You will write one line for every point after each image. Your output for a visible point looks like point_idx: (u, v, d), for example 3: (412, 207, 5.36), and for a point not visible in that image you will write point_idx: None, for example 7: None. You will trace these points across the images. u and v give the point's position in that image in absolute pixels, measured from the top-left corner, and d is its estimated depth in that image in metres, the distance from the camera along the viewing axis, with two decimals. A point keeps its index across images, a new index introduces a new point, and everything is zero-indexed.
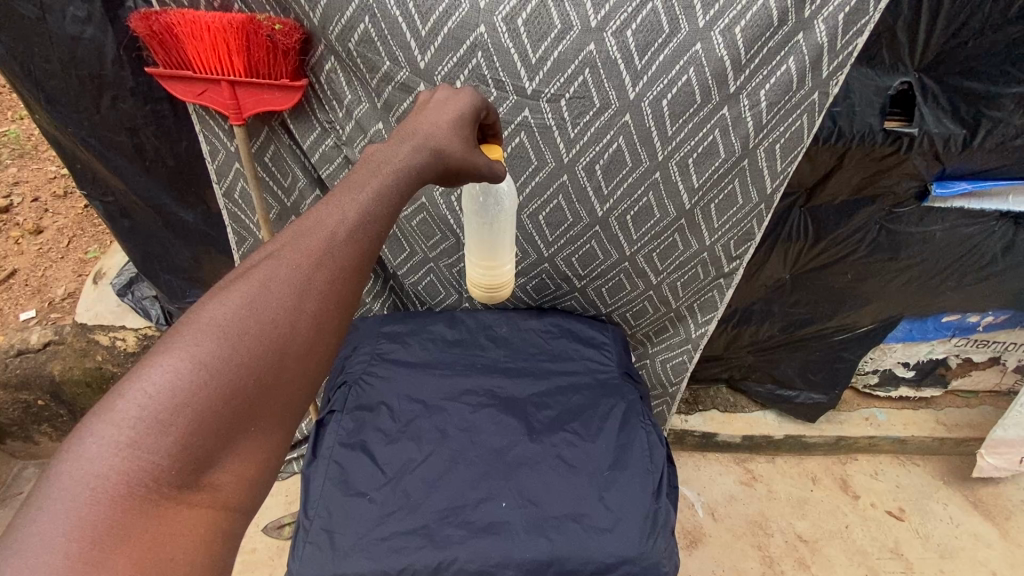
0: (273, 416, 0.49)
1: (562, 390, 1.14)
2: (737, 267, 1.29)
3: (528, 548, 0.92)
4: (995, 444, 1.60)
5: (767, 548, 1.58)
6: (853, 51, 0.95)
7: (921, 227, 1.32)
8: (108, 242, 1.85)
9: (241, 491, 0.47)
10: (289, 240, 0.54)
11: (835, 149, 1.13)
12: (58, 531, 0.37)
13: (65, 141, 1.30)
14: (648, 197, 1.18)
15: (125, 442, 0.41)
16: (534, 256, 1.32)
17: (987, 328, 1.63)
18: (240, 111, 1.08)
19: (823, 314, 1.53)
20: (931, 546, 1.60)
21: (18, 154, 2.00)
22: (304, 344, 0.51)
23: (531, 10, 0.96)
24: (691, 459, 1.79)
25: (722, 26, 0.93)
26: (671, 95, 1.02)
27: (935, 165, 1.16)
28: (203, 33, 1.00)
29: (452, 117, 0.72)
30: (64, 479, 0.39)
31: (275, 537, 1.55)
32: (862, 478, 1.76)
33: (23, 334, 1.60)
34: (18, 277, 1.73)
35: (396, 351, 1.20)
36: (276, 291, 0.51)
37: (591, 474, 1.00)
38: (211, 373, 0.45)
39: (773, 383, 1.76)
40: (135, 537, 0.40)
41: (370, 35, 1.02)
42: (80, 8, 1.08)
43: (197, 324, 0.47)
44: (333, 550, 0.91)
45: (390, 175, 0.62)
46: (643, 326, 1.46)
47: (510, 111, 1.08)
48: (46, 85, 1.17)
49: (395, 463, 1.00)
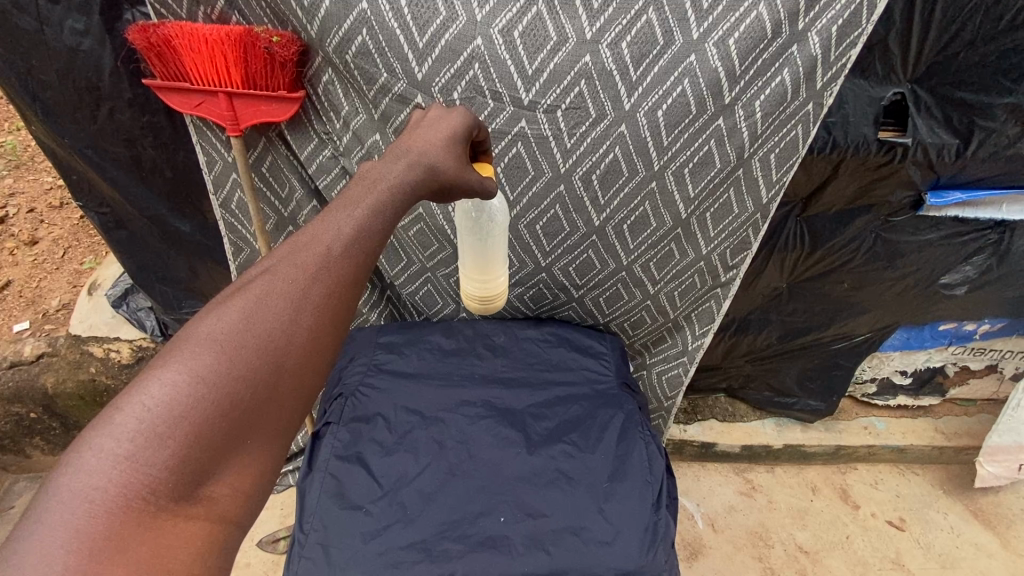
0: (269, 429, 0.48)
1: (561, 401, 1.13)
2: (734, 276, 1.29)
3: (527, 563, 0.90)
4: (992, 452, 1.63)
5: (768, 559, 1.57)
6: (846, 62, 0.96)
7: (916, 236, 1.33)
8: (104, 253, 1.85)
9: (238, 505, 0.46)
10: (285, 256, 0.54)
11: (829, 159, 1.14)
12: (55, 544, 0.37)
13: (61, 152, 1.29)
14: (644, 207, 1.18)
15: (124, 455, 0.41)
16: (531, 266, 1.32)
17: (984, 337, 1.65)
18: (237, 122, 1.09)
19: (820, 323, 1.53)
20: (931, 555, 1.59)
21: (13, 166, 2.00)
22: (301, 357, 0.50)
23: (527, 23, 0.97)
24: (690, 469, 1.78)
25: (715, 38, 0.94)
26: (666, 105, 1.02)
27: (929, 174, 1.17)
28: (201, 45, 1.00)
29: (445, 134, 0.72)
30: (62, 492, 0.39)
31: (270, 552, 1.53)
32: (862, 487, 1.75)
33: (16, 347, 1.58)
34: (12, 288, 1.73)
35: (393, 361, 1.19)
36: (272, 306, 0.50)
37: (591, 486, 0.99)
38: (209, 386, 0.45)
39: (771, 392, 1.76)
40: (133, 548, 0.39)
41: (368, 47, 1.02)
42: (77, 21, 1.08)
43: (195, 338, 0.47)
44: (327, 564, 0.90)
45: (383, 192, 0.61)
46: (641, 336, 1.46)
47: (506, 122, 1.09)
48: (44, 97, 1.17)
49: (391, 475, 0.99)
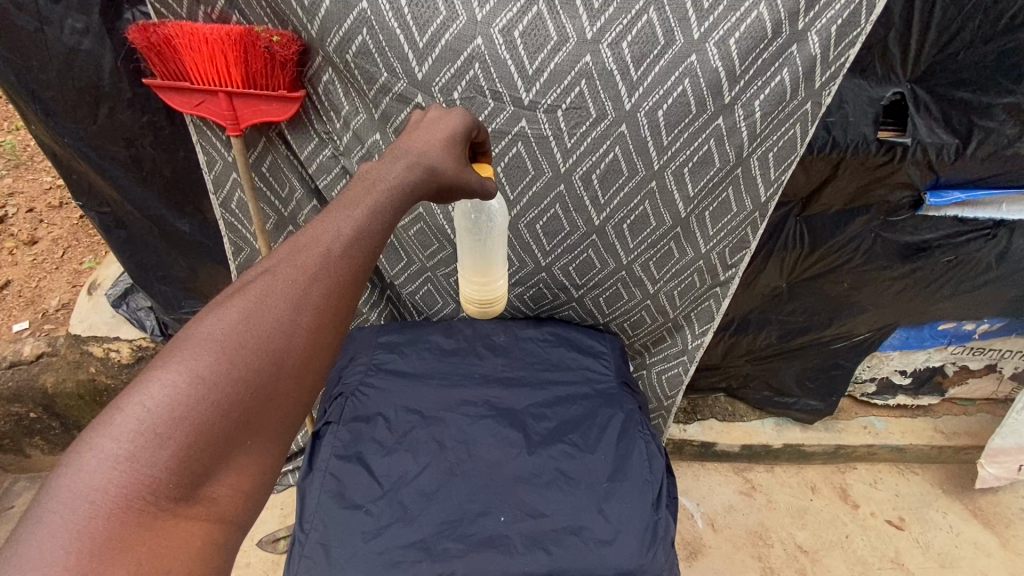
0: (269, 430, 0.48)
1: (561, 401, 1.13)
2: (733, 276, 1.29)
3: (527, 562, 0.91)
4: (994, 453, 1.62)
5: (767, 559, 1.57)
6: (845, 62, 0.96)
7: (916, 235, 1.33)
8: (103, 252, 1.85)
9: (237, 505, 0.46)
10: (285, 256, 0.54)
11: (829, 159, 1.15)
12: (55, 544, 0.37)
13: (60, 151, 1.29)
14: (644, 207, 1.18)
15: (125, 455, 0.41)
16: (531, 265, 1.32)
17: (983, 336, 1.65)
18: (238, 122, 1.09)
19: (820, 323, 1.53)
20: (931, 554, 1.60)
21: (12, 165, 2.00)
22: (301, 358, 0.51)
23: (527, 23, 0.97)
24: (690, 469, 1.78)
25: (716, 38, 0.95)
26: (666, 105, 1.03)
27: (928, 174, 1.18)
28: (202, 44, 1.00)
29: (444, 135, 0.72)
30: (62, 492, 0.39)
31: (269, 552, 1.53)
32: (862, 487, 1.75)
33: (15, 346, 1.58)
34: (11, 288, 1.73)
35: (393, 361, 1.19)
36: (272, 307, 0.50)
37: (591, 486, 0.99)
38: (209, 387, 0.45)
39: (770, 391, 1.76)
40: (134, 548, 0.39)
41: (369, 47, 1.02)
42: (77, 20, 1.08)
43: (196, 338, 0.47)
44: (328, 563, 0.90)
45: (383, 193, 0.61)
46: (641, 336, 1.46)
47: (507, 122, 1.09)
48: (44, 97, 1.17)
49: (392, 475, 0.99)
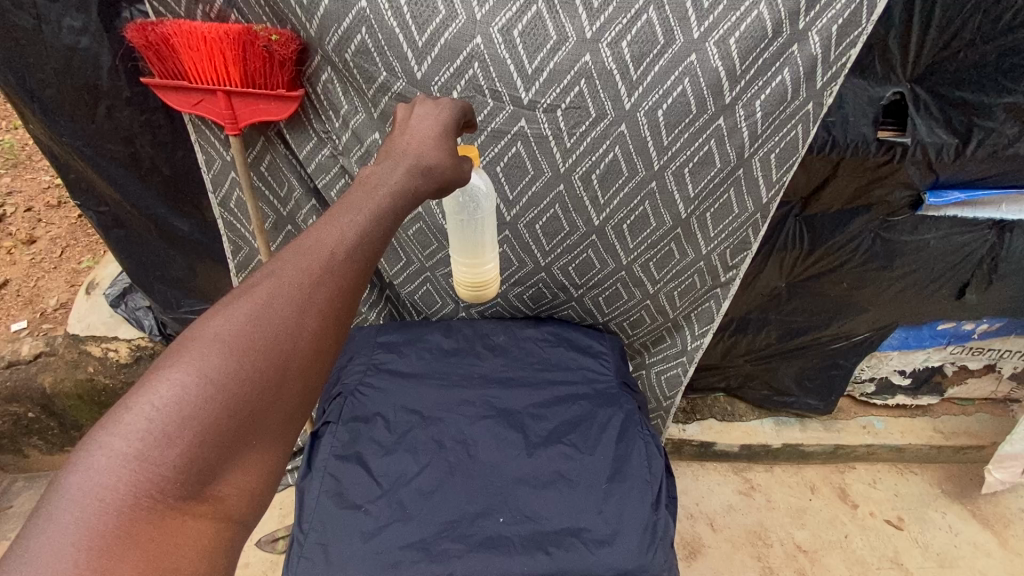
0: (274, 430, 0.48)
1: (561, 401, 1.13)
2: (734, 276, 1.29)
3: (526, 563, 0.90)
4: (1001, 459, 1.60)
5: (767, 558, 1.57)
6: (846, 62, 0.96)
7: (914, 235, 1.33)
8: (102, 252, 1.84)
9: (244, 503, 0.46)
10: (291, 256, 0.53)
11: (828, 159, 1.14)
12: (66, 542, 0.37)
13: (59, 150, 1.29)
14: (644, 207, 1.18)
15: (133, 454, 0.41)
16: (530, 265, 1.32)
17: (982, 336, 1.65)
18: (236, 121, 1.08)
19: (819, 322, 1.53)
20: (930, 554, 1.60)
21: (11, 164, 2.00)
22: (306, 359, 0.50)
23: (526, 22, 0.97)
24: (689, 469, 1.78)
25: (716, 37, 0.94)
26: (666, 105, 1.02)
27: (927, 174, 1.17)
28: (200, 43, 1.00)
29: (446, 134, 0.72)
30: (72, 491, 0.39)
31: (268, 551, 1.53)
32: (861, 487, 1.75)
33: (14, 346, 1.58)
34: (9, 288, 1.72)
35: (392, 361, 1.19)
36: (279, 308, 0.50)
37: (590, 487, 0.99)
38: (216, 387, 0.45)
39: (769, 391, 1.76)
40: (142, 547, 0.39)
41: (367, 45, 1.01)
42: (76, 19, 1.08)
43: (203, 338, 0.47)
44: (327, 563, 0.90)
45: (385, 195, 0.61)
46: (641, 336, 1.46)
47: (506, 122, 1.08)
48: (42, 96, 1.17)
49: (391, 475, 0.99)
